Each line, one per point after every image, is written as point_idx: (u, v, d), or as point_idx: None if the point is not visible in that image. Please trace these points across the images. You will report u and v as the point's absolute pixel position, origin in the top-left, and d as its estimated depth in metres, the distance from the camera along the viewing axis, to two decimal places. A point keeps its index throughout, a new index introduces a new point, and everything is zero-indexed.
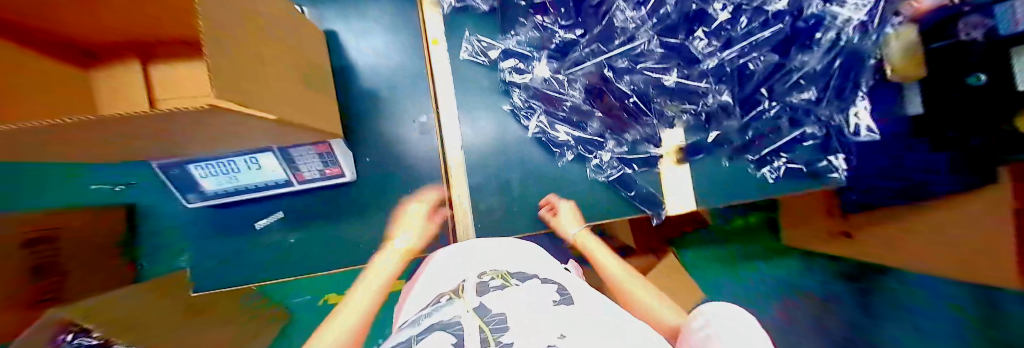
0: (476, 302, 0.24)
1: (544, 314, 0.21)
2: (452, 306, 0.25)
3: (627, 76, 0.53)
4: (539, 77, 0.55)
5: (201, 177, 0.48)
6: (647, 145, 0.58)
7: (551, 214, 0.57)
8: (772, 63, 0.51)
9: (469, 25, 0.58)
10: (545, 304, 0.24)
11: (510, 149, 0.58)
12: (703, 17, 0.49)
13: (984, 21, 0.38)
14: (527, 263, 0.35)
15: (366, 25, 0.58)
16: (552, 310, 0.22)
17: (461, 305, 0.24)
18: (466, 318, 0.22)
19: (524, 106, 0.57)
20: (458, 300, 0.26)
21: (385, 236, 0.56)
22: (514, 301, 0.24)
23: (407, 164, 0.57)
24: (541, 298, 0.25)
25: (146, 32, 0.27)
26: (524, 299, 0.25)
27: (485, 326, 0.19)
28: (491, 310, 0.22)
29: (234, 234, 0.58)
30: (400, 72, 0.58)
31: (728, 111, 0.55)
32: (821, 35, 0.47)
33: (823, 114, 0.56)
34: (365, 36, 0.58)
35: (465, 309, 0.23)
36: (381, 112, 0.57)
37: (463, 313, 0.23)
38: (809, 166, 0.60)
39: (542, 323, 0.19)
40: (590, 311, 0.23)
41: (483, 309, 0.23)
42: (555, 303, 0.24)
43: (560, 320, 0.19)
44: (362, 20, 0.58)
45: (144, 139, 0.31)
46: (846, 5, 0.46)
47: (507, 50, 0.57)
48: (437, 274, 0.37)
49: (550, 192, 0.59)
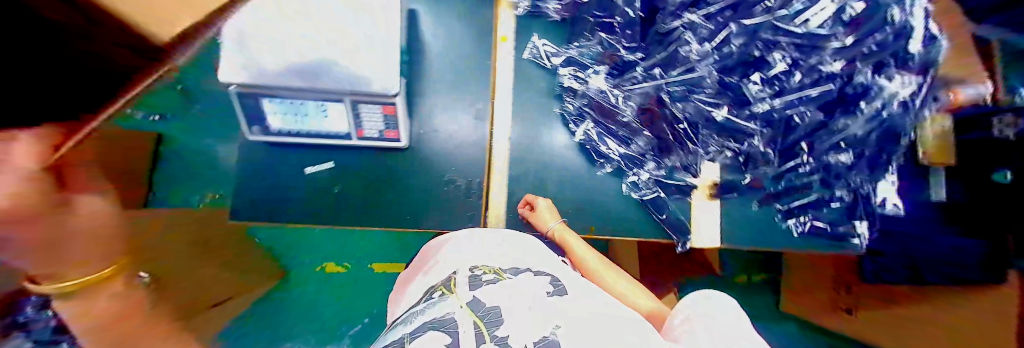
0: (468, 297, 0.35)
1: (533, 307, 0.33)
2: (446, 302, 0.35)
3: (680, 103, 0.58)
4: (595, 88, 0.63)
5: (273, 113, 0.50)
6: (684, 173, 0.64)
7: (529, 211, 0.61)
8: (817, 120, 0.53)
9: (538, 29, 0.67)
10: (535, 297, 0.35)
11: (555, 151, 0.64)
12: (760, 64, 0.53)
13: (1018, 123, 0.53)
14: (529, 256, 0.46)
15: (448, 10, 0.66)
16: (542, 302, 0.34)
17: (455, 301, 0.35)
18: (460, 313, 0.33)
19: (575, 112, 0.65)
20: (450, 296, 0.36)
21: (419, 206, 0.60)
22: (507, 295, 0.35)
23: (458, 144, 0.62)
24: (534, 291, 0.36)
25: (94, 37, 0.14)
26: (525, 289, 0.37)
27: (480, 322, 0.31)
28: (484, 305, 0.34)
29: (274, 175, 0.58)
30: (471, 61, 0.65)
31: (765, 158, 0.59)
32: (867, 103, 0.50)
33: (855, 181, 0.57)
34: (445, 23, 0.65)
35: (459, 304, 0.34)
36: (451, 93, 0.64)
37: (457, 309, 0.34)
38: (831, 227, 0.62)
39: (528, 316, 0.32)
40: (563, 305, 0.34)
41: (475, 304, 0.34)
42: (548, 294, 0.36)
43: (550, 311, 0.33)
44: (447, 9, 0.66)
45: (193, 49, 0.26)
46: (894, 80, 0.49)
47: (569, 58, 0.65)
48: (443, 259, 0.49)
49: (528, 192, 0.63)
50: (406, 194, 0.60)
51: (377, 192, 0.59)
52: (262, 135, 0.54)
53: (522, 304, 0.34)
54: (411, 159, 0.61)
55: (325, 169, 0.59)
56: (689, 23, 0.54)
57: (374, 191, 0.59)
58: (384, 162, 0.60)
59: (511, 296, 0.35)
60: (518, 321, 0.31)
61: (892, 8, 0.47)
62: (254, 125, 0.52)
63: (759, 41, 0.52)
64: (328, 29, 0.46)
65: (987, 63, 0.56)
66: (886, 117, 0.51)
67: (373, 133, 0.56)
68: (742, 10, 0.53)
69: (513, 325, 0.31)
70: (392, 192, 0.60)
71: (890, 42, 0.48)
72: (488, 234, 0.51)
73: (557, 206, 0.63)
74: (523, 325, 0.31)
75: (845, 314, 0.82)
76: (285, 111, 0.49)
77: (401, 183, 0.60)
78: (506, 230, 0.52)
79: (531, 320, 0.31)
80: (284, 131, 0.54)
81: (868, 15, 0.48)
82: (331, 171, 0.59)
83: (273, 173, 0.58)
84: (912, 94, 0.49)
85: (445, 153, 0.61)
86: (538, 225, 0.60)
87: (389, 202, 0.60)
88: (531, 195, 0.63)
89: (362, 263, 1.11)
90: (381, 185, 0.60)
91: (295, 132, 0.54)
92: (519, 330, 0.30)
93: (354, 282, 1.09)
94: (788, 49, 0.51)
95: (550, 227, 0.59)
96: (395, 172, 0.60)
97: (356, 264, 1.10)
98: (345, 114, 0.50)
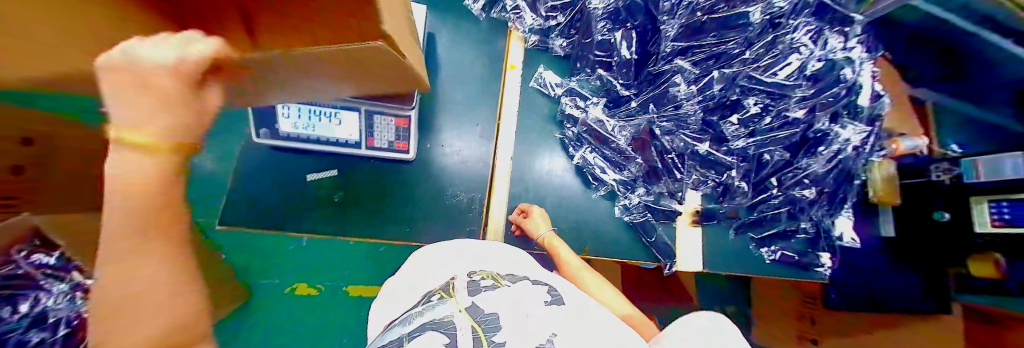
0: (467, 303, 0.32)
1: (531, 314, 0.29)
2: (444, 305, 0.32)
3: (668, 136, 0.65)
4: (593, 117, 0.67)
5: (284, 118, 0.54)
6: (670, 200, 0.69)
7: (524, 218, 0.64)
8: (784, 159, 0.62)
9: (544, 62, 0.75)
10: (534, 306, 0.31)
11: (555, 173, 0.69)
12: (737, 107, 0.61)
13: (952, 169, 0.65)
14: (519, 269, 0.45)
15: (465, 40, 0.73)
16: (542, 311, 0.31)
17: (453, 305, 0.32)
18: (458, 317, 0.30)
19: (574, 138, 0.70)
20: (448, 300, 0.33)
21: (421, 216, 0.63)
22: (506, 302, 0.32)
23: (462, 159, 0.67)
24: (533, 300, 0.33)
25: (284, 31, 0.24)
26: (524, 296, 0.33)
27: (478, 327, 0.28)
28: (483, 311, 0.30)
29: (285, 180, 0.61)
30: (478, 85, 0.71)
31: (741, 190, 0.66)
32: (824, 147, 0.59)
33: (815, 214, 0.65)
34: (459, 49, 0.72)
35: (458, 308, 0.31)
36: (459, 112, 0.69)
37: (455, 313, 0.31)
38: (800, 257, 0.68)
39: (527, 323, 0.28)
40: (563, 315, 0.31)
41: (474, 310, 0.31)
42: (546, 303, 0.33)
43: (553, 319, 0.29)
44: (463, 38, 0.73)
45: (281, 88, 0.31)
46: (846, 128, 0.57)
47: (569, 89, 0.71)
48: (439, 266, 0.48)
49: (524, 201, 0.66)
50: (411, 204, 0.64)
51: (382, 202, 0.63)
52: (269, 138, 0.56)
53: (520, 312, 0.30)
54: (416, 171, 0.65)
55: (328, 176, 0.62)
56: (678, 68, 0.61)
57: (380, 201, 0.63)
58: (388, 172, 0.64)
59: (511, 304, 0.31)
60: (518, 327, 0.27)
61: (845, 68, 0.54)
62: (262, 127, 0.55)
63: (737, 88, 0.60)
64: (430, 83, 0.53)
65: (923, 117, 0.74)
66: (843, 159, 0.59)
67: (382, 144, 0.60)
68: (723, 60, 0.60)
69: (510, 330, 0.27)
70: (396, 201, 0.63)
71: (843, 95, 0.56)
72: (484, 247, 0.50)
73: (549, 216, 0.66)
74: (520, 332, 0.26)
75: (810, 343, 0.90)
76: (300, 115, 0.53)
77: (402, 193, 0.64)
78: (499, 246, 0.51)
79: (530, 327, 0.27)
80: (292, 136, 0.57)
81: (826, 72, 0.55)
82: (332, 178, 0.62)
83: (284, 177, 0.61)
84: (861, 141, 0.59)
85: (448, 170, 0.66)
86: (530, 233, 0.62)
87: (391, 210, 0.63)
88: (527, 204, 0.66)
89: (337, 285, 1.07)
90: (388, 196, 0.63)
91: (301, 137, 0.57)
92: (519, 335, 0.26)
93: (329, 305, 1.07)
94: (760, 96, 0.59)
95: (541, 234, 0.60)
96: (400, 182, 0.64)
97: (331, 287, 1.07)
98: (359, 125, 0.56)
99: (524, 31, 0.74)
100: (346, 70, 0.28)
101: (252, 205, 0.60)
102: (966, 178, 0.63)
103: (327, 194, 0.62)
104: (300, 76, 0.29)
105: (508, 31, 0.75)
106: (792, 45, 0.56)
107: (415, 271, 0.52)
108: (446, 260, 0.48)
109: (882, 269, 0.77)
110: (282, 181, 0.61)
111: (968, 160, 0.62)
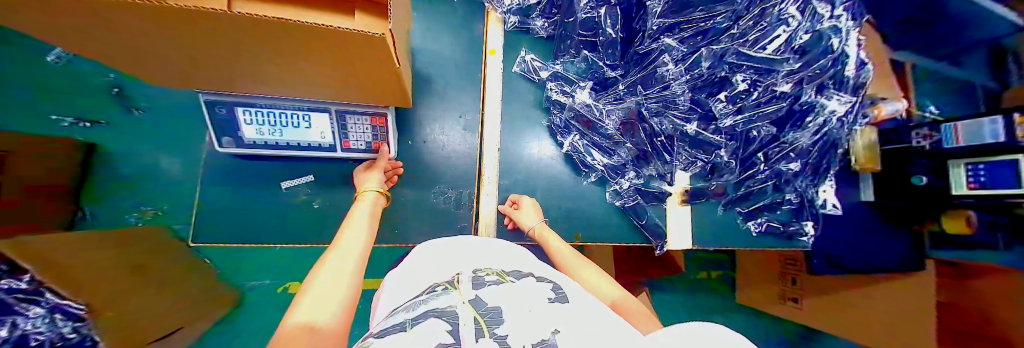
0: (471, 295, 0.29)
1: (534, 310, 0.27)
2: (448, 296, 0.29)
3: (657, 117, 0.64)
4: (580, 102, 0.65)
5: (247, 123, 0.50)
6: (660, 181, 0.70)
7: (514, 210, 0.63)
8: (771, 134, 0.62)
9: (525, 44, 0.72)
10: (537, 302, 0.28)
11: (544, 163, 0.68)
12: (725, 84, 0.60)
13: (932, 136, 0.72)
14: (517, 263, 0.44)
15: (438, 24, 0.68)
16: (546, 307, 0.27)
17: (456, 296, 0.29)
18: (462, 308, 0.27)
19: (562, 125, 0.68)
20: (453, 291, 0.31)
21: (407, 217, 0.62)
22: (510, 296, 0.29)
23: (446, 155, 0.65)
24: (533, 296, 0.29)
25: (270, 32, 0.25)
26: (526, 292, 0.31)
27: (481, 319, 0.25)
28: (485, 304, 0.28)
29: (257, 189, 0.59)
30: (455, 72, 0.68)
31: (728, 167, 0.67)
32: (811, 118, 0.59)
33: (799, 186, 0.67)
34: (435, 36, 0.68)
35: (461, 300, 0.28)
36: (434, 105, 0.66)
37: (458, 304, 0.28)
38: (785, 227, 0.71)
39: (530, 319, 0.25)
40: (569, 311, 0.27)
41: (478, 302, 0.28)
42: (550, 300, 0.29)
43: (558, 317, 0.26)
44: (436, 24, 0.68)
45: (229, 55, 0.30)
46: (833, 99, 0.57)
47: (555, 73, 0.69)
48: (437, 261, 0.46)
49: (518, 192, 0.66)
50: (395, 204, 0.62)
51: None
52: (232, 147, 0.54)
53: (523, 306, 0.27)
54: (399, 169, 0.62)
55: (305, 182, 0.60)
56: (665, 46, 0.59)
57: None
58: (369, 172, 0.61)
59: (514, 297, 0.29)
60: (521, 322, 0.24)
61: (832, 38, 0.54)
62: (228, 135, 0.52)
63: (725, 65, 0.58)
64: (404, 53, 0.44)
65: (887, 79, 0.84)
66: (827, 131, 0.60)
67: (359, 145, 0.57)
68: (710, 36, 0.59)
69: (514, 325, 0.24)
70: None
71: (829, 66, 0.56)
72: (489, 247, 0.48)
73: (541, 206, 0.65)
74: (524, 325, 0.24)
75: (794, 303, 1.06)
76: (262, 120, 0.50)
77: None
78: (495, 241, 0.50)
79: (531, 322, 0.24)
80: (264, 143, 0.54)
81: (811, 46, 0.55)
82: (310, 183, 0.60)
83: (256, 184, 0.58)
84: (847, 111, 0.59)
85: (432, 167, 0.64)
86: (521, 224, 0.61)
87: None
88: (518, 195, 0.66)
89: None
90: None
91: (271, 143, 0.54)
92: (521, 328, 0.23)
93: None
94: (748, 72, 0.58)
95: (531, 224, 0.59)
96: None
97: None
98: (331, 125, 0.53)
99: (502, 12, 0.70)
100: (324, 56, 0.31)
101: (223, 218, 0.57)
102: (945, 144, 0.69)
103: (307, 199, 0.60)
104: (259, 49, 0.29)
105: (485, 12, 0.71)
106: (780, 17, 0.54)
107: (404, 271, 0.49)
108: (438, 259, 0.47)
109: (858, 236, 0.87)
110: (253, 192, 0.58)
111: (948, 125, 0.69)
